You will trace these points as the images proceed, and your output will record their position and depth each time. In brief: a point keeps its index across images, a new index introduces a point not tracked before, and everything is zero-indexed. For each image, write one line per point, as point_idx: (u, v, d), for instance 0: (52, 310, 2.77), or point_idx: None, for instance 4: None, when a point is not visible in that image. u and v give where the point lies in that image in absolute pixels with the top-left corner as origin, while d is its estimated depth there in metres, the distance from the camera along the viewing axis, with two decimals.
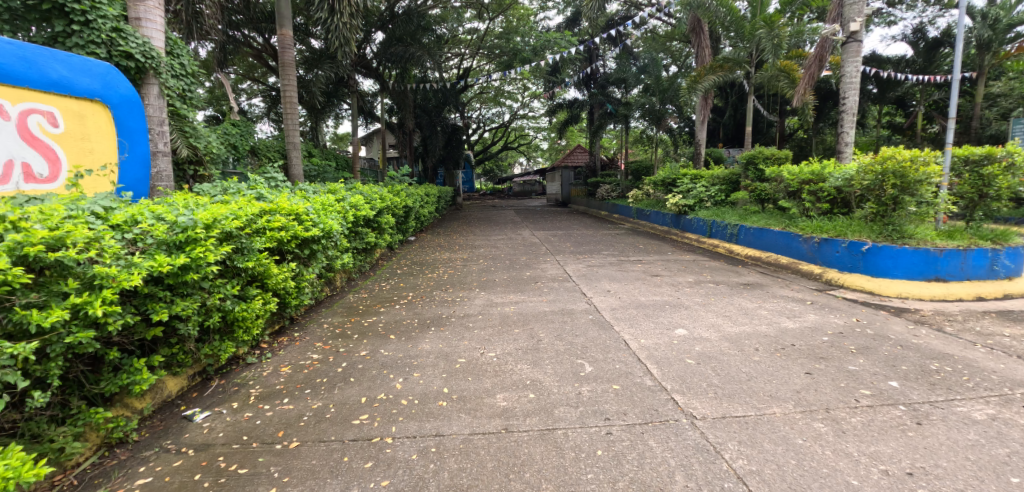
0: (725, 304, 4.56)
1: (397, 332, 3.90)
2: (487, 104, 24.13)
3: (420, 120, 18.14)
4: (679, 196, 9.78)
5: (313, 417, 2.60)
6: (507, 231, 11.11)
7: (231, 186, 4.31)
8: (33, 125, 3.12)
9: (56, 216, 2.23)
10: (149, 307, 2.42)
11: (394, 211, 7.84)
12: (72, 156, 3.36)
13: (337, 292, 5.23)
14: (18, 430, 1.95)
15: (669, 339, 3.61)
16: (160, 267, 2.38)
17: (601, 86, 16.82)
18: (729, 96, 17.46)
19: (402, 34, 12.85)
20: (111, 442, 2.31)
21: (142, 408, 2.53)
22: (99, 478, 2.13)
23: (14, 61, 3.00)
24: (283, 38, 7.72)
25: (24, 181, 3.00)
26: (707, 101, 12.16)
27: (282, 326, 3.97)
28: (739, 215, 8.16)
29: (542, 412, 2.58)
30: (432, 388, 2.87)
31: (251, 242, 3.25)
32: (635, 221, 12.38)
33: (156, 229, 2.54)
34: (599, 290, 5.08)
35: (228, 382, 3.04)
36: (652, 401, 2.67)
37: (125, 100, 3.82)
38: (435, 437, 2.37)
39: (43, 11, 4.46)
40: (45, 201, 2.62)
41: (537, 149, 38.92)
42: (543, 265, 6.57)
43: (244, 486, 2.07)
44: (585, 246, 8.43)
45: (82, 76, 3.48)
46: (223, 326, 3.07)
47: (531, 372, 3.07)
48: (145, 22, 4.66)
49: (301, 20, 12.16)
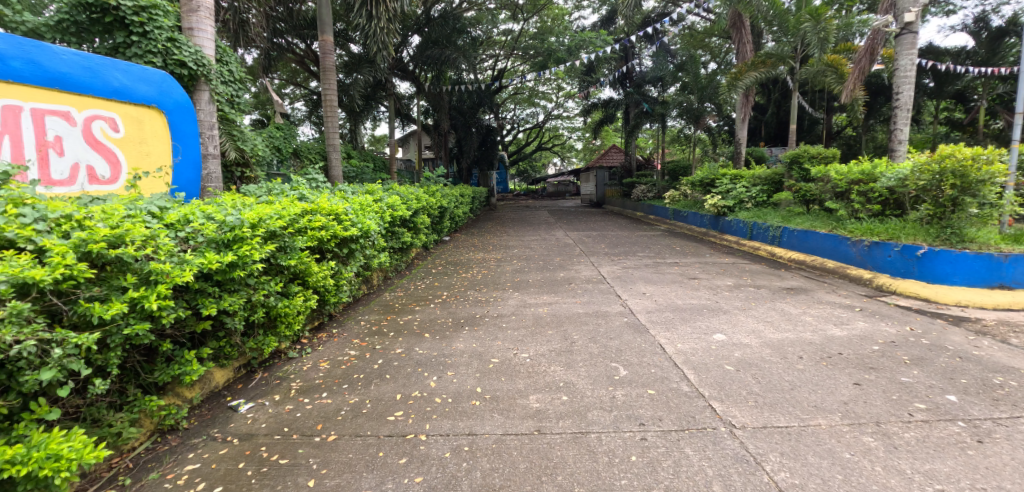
0: (767, 309, 4.37)
1: (432, 330, 3.95)
2: (521, 105, 24.15)
3: (456, 121, 18.35)
4: (717, 197, 9.50)
5: (351, 411, 2.67)
6: (541, 231, 11.06)
7: (276, 186, 4.46)
8: (96, 131, 3.37)
9: (117, 215, 2.38)
10: (199, 302, 2.55)
11: (430, 212, 7.97)
12: (131, 159, 3.60)
13: (373, 290, 5.35)
14: (81, 414, 2.11)
15: (707, 344, 3.50)
16: (209, 265, 2.50)
17: (637, 85, 16.46)
18: (772, 94, 16.88)
19: (438, 38, 13.04)
20: (162, 428, 2.46)
21: (191, 397, 2.69)
22: (152, 462, 2.28)
23: (79, 70, 3.26)
24: (324, 44, 7.93)
25: (88, 182, 3.25)
26: (748, 98, 11.72)
27: (321, 322, 4.09)
28: (783, 216, 7.83)
29: (576, 415, 2.55)
30: (465, 388, 2.89)
31: (294, 241, 3.35)
32: (671, 222, 12.08)
33: (206, 228, 2.68)
34: (635, 293, 4.97)
35: (270, 375, 3.16)
36: (688, 408, 2.59)
37: (179, 105, 4.02)
38: (468, 436, 2.38)
39: (106, 23, 4.80)
40: (107, 201, 2.80)
41: (572, 150, 38.76)
42: (577, 266, 6.54)
43: (284, 476, 2.14)
44: (620, 247, 8.28)
45: (141, 84, 3.69)
46: (267, 321, 3.18)
47: (564, 374, 3.04)
48: (197, 31, 4.90)
49: (341, 26, 12.50)
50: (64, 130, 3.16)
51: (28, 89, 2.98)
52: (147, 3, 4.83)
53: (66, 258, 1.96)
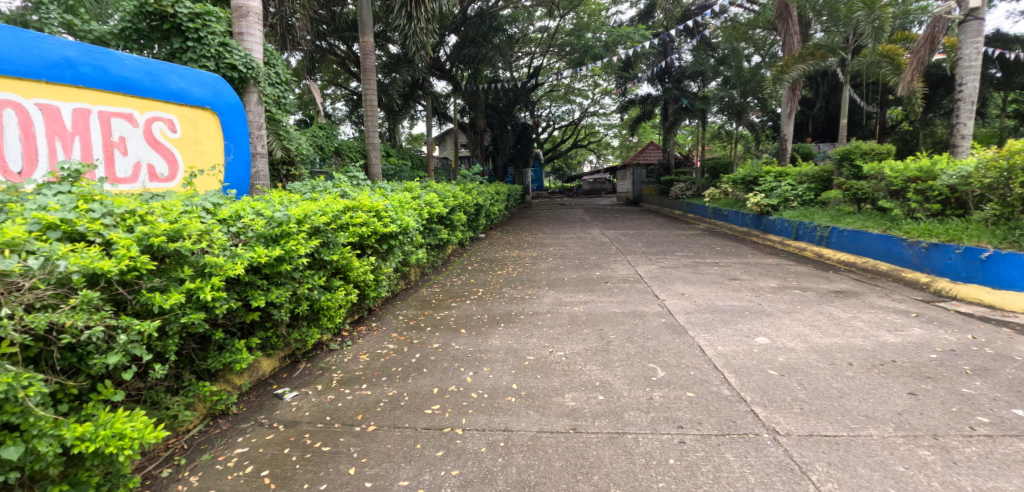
0: (814, 312, 4.18)
1: (468, 326, 4.00)
2: (557, 102, 24.03)
3: (492, 119, 18.47)
4: (760, 195, 9.14)
5: (389, 403, 2.74)
6: (576, 229, 10.98)
7: (319, 184, 4.62)
8: (156, 131, 3.58)
9: (175, 211, 2.52)
10: (249, 294, 2.68)
11: (467, 209, 8.06)
12: (188, 158, 3.81)
13: (411, 285, 5.47)
14: (142, 396, 2.25)
15: (749, 347, 3.38)
16: (258, 258, 2.63)
17: (676, 80, 16.07)
18: (820, 87, 16.11)
19: (475, 37, 13.12)
20: (214, 412, 2.61)
21: (241, 384, 2.83)
22: (205, 444, 2.42)
23: (141, 75, 3.47)
24: (365, 46, 8.13)
25: (149, 181, 3.47)
26: (795, 92, 11.21)
27: (361, 316, 4.22)
28: (831, 215, 7.46)
29: (612, 414, 2.52)
30: (501, 384, 2.91)
31: (337, 237, 3.46)
32: (711, 221, 11.73)
33: (256, 223, 2.81)
34: (673, 293, 4.86)
35: (313, 366, 3.29)
36: (729, 412, 2.52)
37: (231, 107, 4.22)
38: (504, 431, 2.40)
39: (163, 30, 5.09)
40: (166, 197, 2.97)
41: (608, 147, 38.28)
42: (613, 264, 6.46)
43: (327, 463, 2.23)
44: (657, 246, 8.12)
45: (196, 87, 3.89)
46: (310, 314, 3.31)
47: (600, 373, 3.01)
48: (247, 36, 5.12)
49: (381, 27, 12.80)
50: (128, 131, 3.38)
51: (97, 93, 3.20)
52: (201, 10, 5.09)
53: (130, 251, 2.10)
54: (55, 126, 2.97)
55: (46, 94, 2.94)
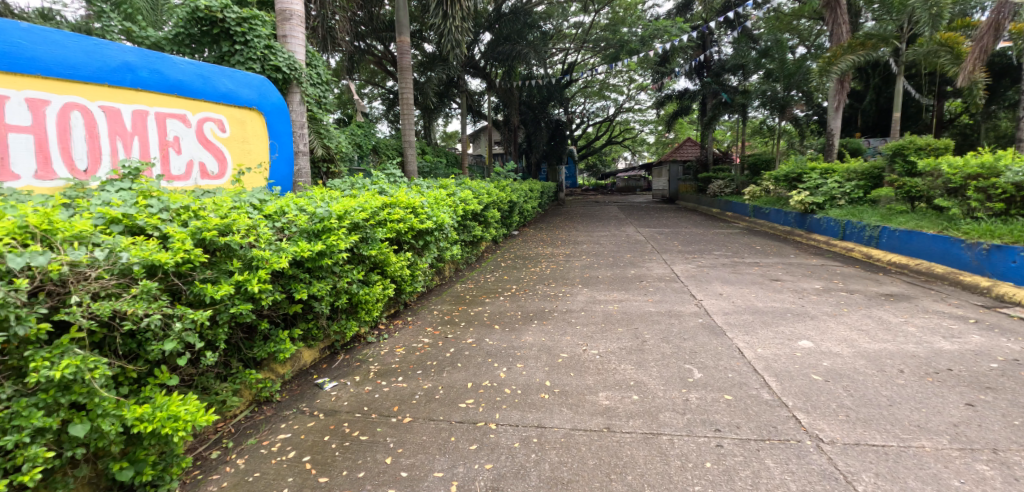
0: (862, 316, 3.99)
1: (501, 322, 4.04)
2: (591, 98, 23.77)
3: (525, 116, 18.48)
4: (804, 193, 8.77)
5: (424, 396, 2.79)
6: (610, 227, 10.86)
7: (358, 181, 4.74)
8: (207, 131, 3.77)
9: (225, 206, 2.65)
10: (292, 286, 2.80)
11: (501, 206, 8.10)
12: (236, 156, 4.00)
13: (446, 281, 5.55)
14: (194, 381, 2.39)
15: (791, 351, 3.26)
16: (301, 253, 2.73)
17: (715, 74, 15.61)
18: (871, 79, 15.29)
19: (509, 34, 13.16)
20: (259, 399, 2.73)
21: (283, 373, 2.95)
22: (250, 428, 2.54)
23: (193, 78, 3.65)
24: (401, 45, 8.28)
25: (200, 178, 3.66)
26: (843, 85, 10.67)
27: (397, 310, 4.32)
28: (881, 214, 7.08)
29: (646, 415, 2.49)
30: (534, 380, 2.92)
31: (375, 232, 3.55)
32: (751, 219, 11.35)
33: (299, 219, 2.92)
34: (711, 293, 4.74)
35: (351, 357, 3.39)
36: (770, 417, 2.44)
37: (276, 107, 4.39)
38: (537, 428, 2.41)
39: (213, 35, 5.32)
40: (216, 194, 3.12)
41: (644, 144, 37.59)
42: (648, 263, 6.36)
43: (365, 451, 2.30)
44: (694, 245, 7.92)
45: (244, 88, 4.07)
46: (349, 307, 3.41)
47: (634, 373, 2.98)
48: (290, 38, 5.30)
49: (417, 26, 13.00)
50: (181, 130, 3.57)
51: (153, 95, 3.40)
52: (247, 15, 5.31)
53: (184, 244, 2.22)
54: (116, 127, 3.17)
55: (108, 97, 3.13)
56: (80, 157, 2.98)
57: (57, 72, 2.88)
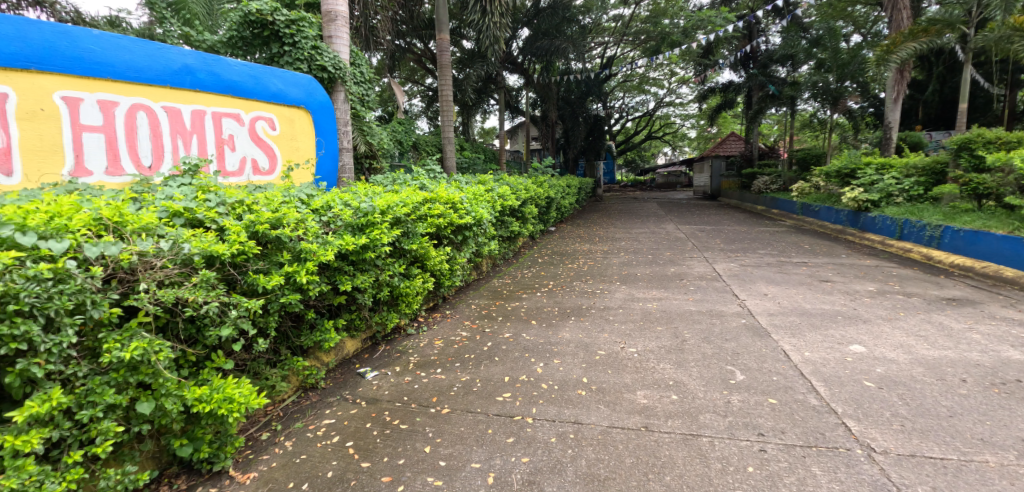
0: (920, 321, 3.76)
1: (538, 317, 4.06)
2: (631, 93, 23.32)
3: (563, 112, 18.35)
4: (858, 190, 8.31)
5: (462, 388, 2.85)
6: (649, 224, 10.64)
7: (400, 177, 4.86)
8: (259, 129, 3.96)
9: (276, 201, 2.79)
10: (338, 278, 2.91)
11: (538, 202, 8.11)
12: (285, 153, 4.18)
13: (484, 275, 5.62)
14: (246, 366, 2.53)
15: (841, 355, 3.12)
16: (346, 246, 2.84)
17: (762, 65, 14.98)
18: (935, 67, 14.29)
19: (547, 28, 13.11)
20: (305, 385, 2.86)
21: (328, 361, 3.08)
22: (298, 413, 2.67)
23: (246, 79, 3.84)
24: (441, 42, 8.39)
25: (252, 174, 3.85)
26: (903, 74, 10.01)
27: (436, 303, 4.41)
28: (944, 213, 6.63)
29: (686, 415, 2.45)
30: (571, 376, 2.92)
31: (416, 227, 3.64)
32: (799, 217, 10.86)
33: (344, 213, 3.03)
34: (755, 293, 4.58)
35: (392, 348, 3.49)
36: (817, 424, 2.35)
37: (322, 105, 4.55)
38: (574, 424, 2.41)
39: (263, 37, 5.55)
40: (268, 189, 3.28)
41: (685, 139, 36.56)
42: (689, 261, 6.20)
43: (405, 439, 2.38)
44: (737, 243, 7.67)
45: (293, 87, 4.24)
46: (390, 299, 3.52)
47: (674, 373, 2.92)
48: (335, 39, 5.47)
49: (456, 24, 13.14)
50: (235, 129, 3.76)
51: (210, 95, 3.60)
52: (296, 17, 5.51)
53: (239, 236, 2.35)
54: (178, 126, 3.38)
55: (170, 98, 3.35)
56: (145, 154, 3.20)
57: (124, 76, 3.10)
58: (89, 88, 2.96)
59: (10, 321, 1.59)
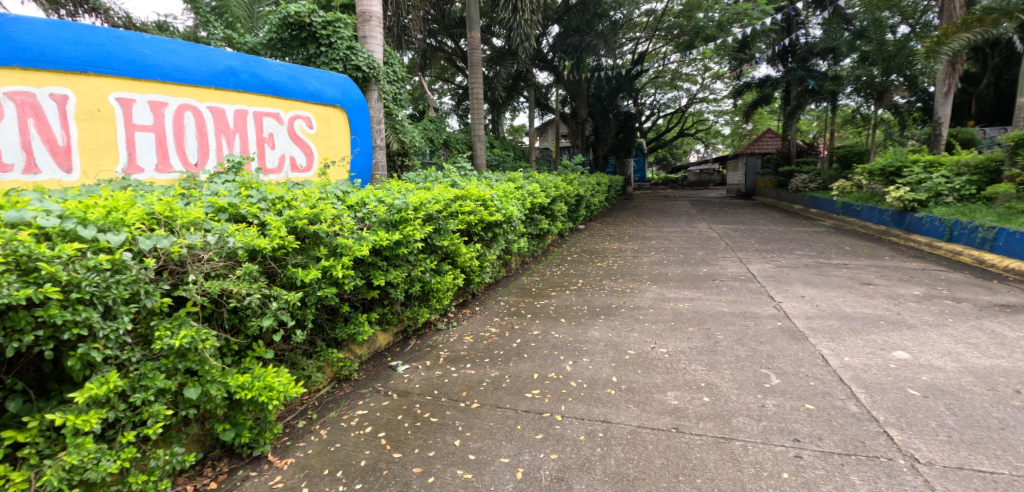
0: (971, 328, 3.57)
1: (568, 315, 4.06)
2: (662, 89, 22.91)
3: (593, 109, 18.22)
4: (904, 189, 7.93)
5: (492, 384, 2.88)
6: (681, 223, 10.45)
7: (431, 174, 4.93)
8: (298, 128, 4.09)
9: (314, 197, 2.88)
10: (371, 273, 2.99)
11: (568, 200, 8.08)
12: (322, 151, 4.30)
13: (513, 273, 5.65)
14: (285, 356, 2.63)
15: (884, 362, 3.00)
16: (380, 241, 2.91)
17: (801, 59, 14.46)
18: (990, 59, 13.46)
19: (578, 25, 13.04)
20: (339, 377, 2.95)
21: (361, 354, 3.16)
22: (332, 403, 2.76)
23: (285, 79, 3.97)
24: (471, 41, 8.45)
25: (291, 171, 3.98)
26: (956, 66, 9.47)
27: (465, 299, 4.47)
28: (999, 214, 6.25)
29: (718, 418, 2.41)
30: (601, 375, 2.92)
31: (447, 224, 3.69)
32: (839, 217, 10.44)
33: (379, 210, 3.10)
34: (791, 295, 4.44)
35: (422, 343, 3.56)
36: (857, 431, 2.27)
37: (357, 104, 4.66)
38: (602, 422, 2.41)
39: (302, 38, 5.70)
40: (305, 185, 3.39)
41: (719, 135, 35.62)
42: (722, 261, 6.07)
43: (435, 432, 2.42)
44: (773, 243, 7.45)
45: (329, 87, 4.36)
46: (421, 295, 3.58)
47: (706, 374, 2.88)
48: (369, 39, 5.57)
49: (486, 21, 13.20)
50: (275, 128, 3.90)
51: (252, 96, 3.74)
52: (332, 18, 5.65)
53: (279, 232, 2.44)
54: (221, 126, 3.53)
55: (215, 99, 3.49)
56: (192, 152, 3.35)
57: (172, 78, 3.26)
58: (140, 90, 3.12)
59: (73, 308, 1.70)
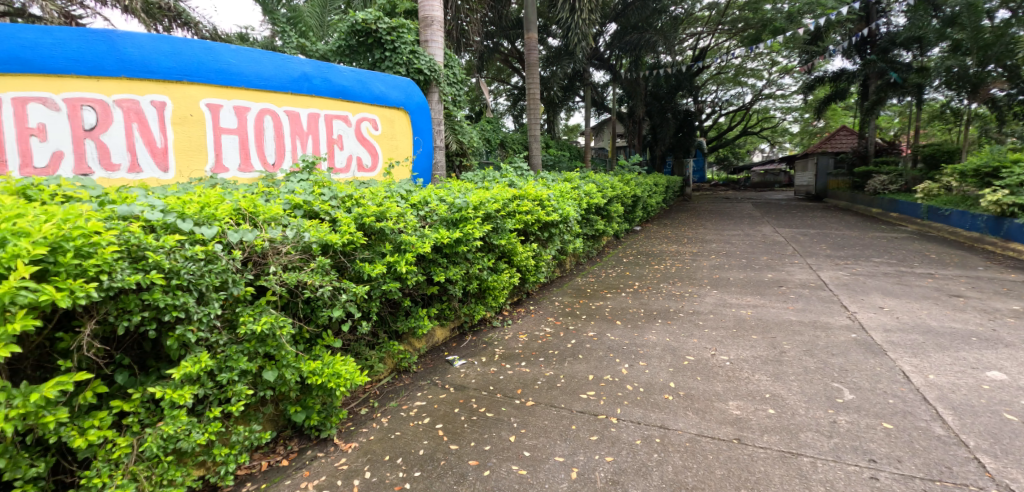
0: None
1: (623, 318, 4.01)
2: (725, 86, 21.97)
3: (651, 108, 17.80)
4: (1002, 192, 7.16)
5: (546, 383, 2.91)
6: (743, 226, 9.99)
7: (489, 174, 5.01)
8: (364, 130, 4.29)
9: (381, 196, 3.03)
10: (432, 269, 3.10)
11: (624, 200, 7.95)
12: (386, 151, 4.48)
13: (567, 273, 5.64)
14: (351, 346, 2.78)
15: (975, 382, 2.74)
16: (441, 239, 3.01)
17: (882, 50, 13.40)
18: None
19: (637, 22, 12.75)
20: (399, 368, 3.09)
21: (419, 347, 3.29)
22: (392, 393, 2.89)
23: (354, 83, 4.18)
24: (528, 41, 8.50)
25: (358, 171, 4.19)
26: None
27: (520, 298, 4.52)
28: None
29: (784, 432, 2.31)
30: (658, 380, 2.87)
31: (505, 223, 3.75)
32: (923, 222, 9.57)
33: (440, 208, 3.21)
34: (867, 305, 4.14)
35: (478, 339, 3.64)
36: (942, 455, 2.10)
37: (419, 106, 4.82)
38: (660, 428, 2.37)
39: (368, 44, 5.97)
40: (372, 184, 3.56)
41: (787, 134, 33.62)
42: (789, 267, 5.76)
43: (491, 426, 2.49)
44: (846, 249, 6.96)
45: (394, 90, 4.54)
46: (478, 292, 3.67)
47: (771, 385, 2.76)
48: (430, 42, 5.75)
49: (544, 21, 13.23)
50: (344, 130, 4.11)
51: (324, 100, 3.97)
52: (396, 24, 5.82)
53: (349, 228, 2.59)
54: (296, 128, 3.78)
55: (291, 103, 3.74)
56: (269, 153, 3.61)
57: (254, 84, 3.53)
58: (227, 96, 3.41)
59: (172, 293, 1.89)
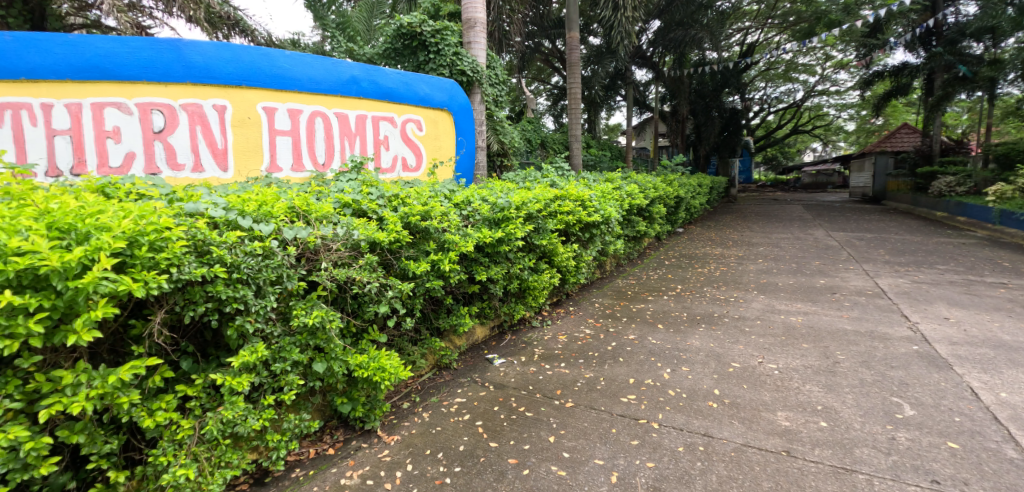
0: None
1: (665, 322, 3.93)
2: (774, 82, 21.09)
3: (695, 106, 17.31)
4: None
5: (586, 385, 2.90)
6: (792, 229, 9.56)
7: (530, 174, 5.02)
8: (409, 131, 4.39)
9: (426, 195, 3.10)
10: (473, 268, 3.15)
11: (666, 201, 7.79)
12: (430, 151, 4.57)
13: (607, 275, 5.58)
14: (394, 342, 2.87)
15: None
16: (483, 238, 3.06)
17: (950, 42, 12.50)
18: None
19: (682, 18, 12.41)
20: (440, 364, 3.16)
21: (459, 345, 3.35)
22: (433, 388, 2.96)
23: (399, 85, 4.28)
24: (570, 41, 8.43)
25: (402, 171, 4.30)
26: None
27: (559, 299, 4.52)
28: None
29: (837, 446, 2.21)
30: (702, 386, 2.80)
31: (546, 223, 3.75)
32: (996, 226, 8.86)
33: (483, 208, 3.26)
34: (931, 316, 3.89)
35: (517, 339, 3.67)
36: (1015, 479, 1.95)
37: (462, 107, 4.89)
38: (703, 436, 2.33)
39: (412, 47, 6.06)
40: (416, 184, 3.64)
41: (841, 132, 31.87)
42: (843, 273, 5.48)
43: (531, 426, 2.51)
44: (907, 255, 6.55)
45: (438, 92, 4.62)
46: (518, 292, 3.70)
47: (824, 397, 2.64)
48: (475, 44, 5.91)
49: (585, 20, 13.10)
50: (390, 130, 4.23)
51: (371, 102, 4.09)
52: (440, 27, 5.86)
53: (396, 227, 2.67)
54: (345, 129, 3.92)
55: (340, 105, 3.88)
56: (320, 153, 3.76)
57: (306, 88, 3.68)
58: (282, 99, 3.57)
59: (233, 286, 2.00)
